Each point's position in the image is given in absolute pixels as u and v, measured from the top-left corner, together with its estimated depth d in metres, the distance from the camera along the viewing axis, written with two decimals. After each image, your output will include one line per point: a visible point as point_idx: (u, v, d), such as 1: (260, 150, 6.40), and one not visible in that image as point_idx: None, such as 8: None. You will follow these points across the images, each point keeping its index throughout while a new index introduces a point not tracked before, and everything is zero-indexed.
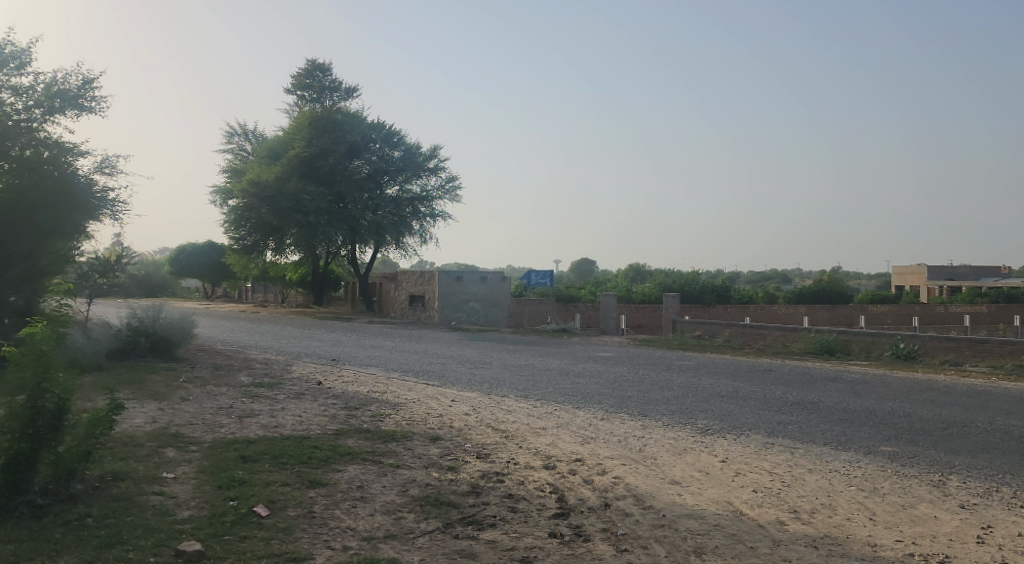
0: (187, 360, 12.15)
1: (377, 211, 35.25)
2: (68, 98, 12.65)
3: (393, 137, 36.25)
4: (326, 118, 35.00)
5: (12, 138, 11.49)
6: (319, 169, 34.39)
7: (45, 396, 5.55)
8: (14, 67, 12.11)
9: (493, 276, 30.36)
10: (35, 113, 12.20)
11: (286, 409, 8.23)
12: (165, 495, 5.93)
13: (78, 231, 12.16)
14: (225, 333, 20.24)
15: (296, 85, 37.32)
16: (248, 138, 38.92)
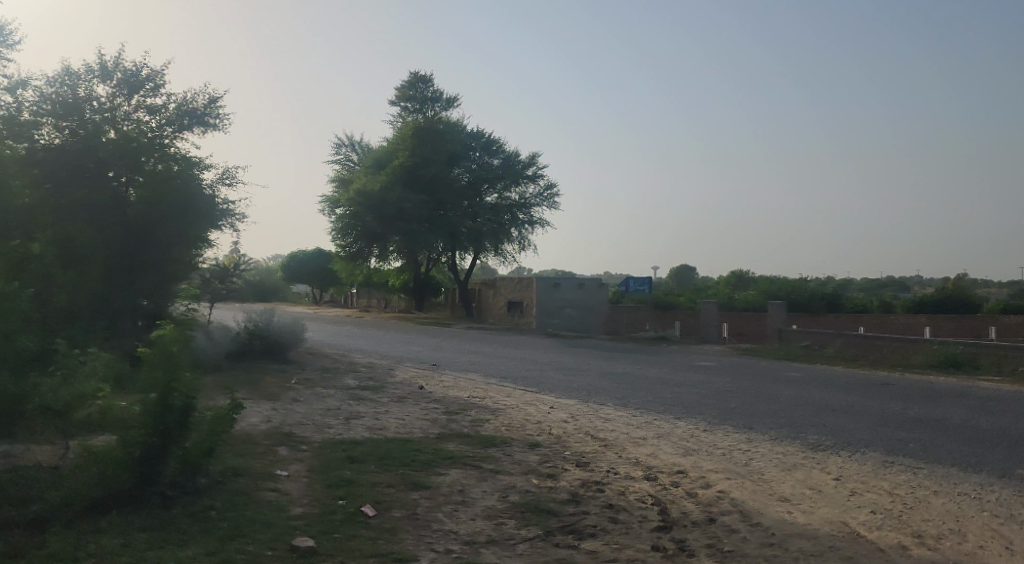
0: (297, 362, 12.73)
1: (476, 219, 35.86)
2: (195, 115, 13.57)
3: (491, 146, 37.49)
4: (429, 129, 35.81)
5: (146, 153, 12.18)
6: (420, 177, 35.32)
7: (174, 395, 5.95)
8: (150, 88, 13.14)
9: (588, 282, 30.23)
10: (166, 130, 13.17)
11: (390, 412, 8.46)
12: (279, 492, 6.21)
13: (202, 239, 12.94)
14: (334, 337, 21.14)
15: (400, 98, 38.51)
16: (355, 149, 40.36)
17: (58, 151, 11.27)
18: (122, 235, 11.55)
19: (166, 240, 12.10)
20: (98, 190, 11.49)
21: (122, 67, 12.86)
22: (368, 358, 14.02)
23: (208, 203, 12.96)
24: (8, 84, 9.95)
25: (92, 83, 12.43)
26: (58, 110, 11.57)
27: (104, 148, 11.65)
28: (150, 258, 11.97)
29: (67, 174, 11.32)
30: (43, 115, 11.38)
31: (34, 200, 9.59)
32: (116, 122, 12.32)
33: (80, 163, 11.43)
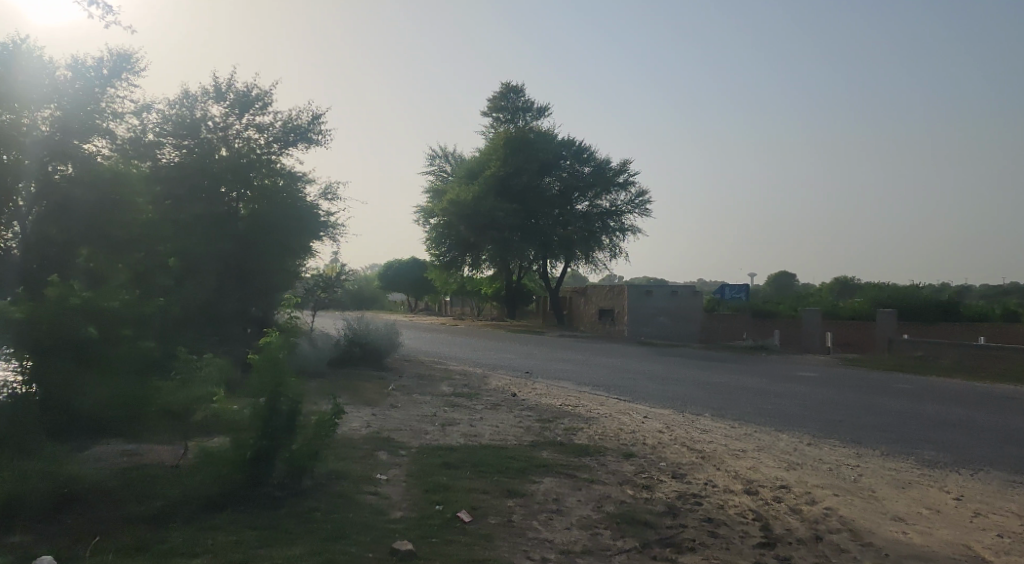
0: (394, 369, 13.08)
1: (568, 226, 35.75)
2: (299, 131, 14.06)
3: (582, 153, 37.16)
4: (521, 138, 36.21)
5: (254, 169, 12.87)
6: (511, 187, 35.58)
7: (281, 399, 6.26)
8: (259, 107, 13.79)
9: (682, 290, 29.58)
10: (274, 148, 13.76)
11: (484, 419, 8.56)
12: (379, 495, 6.39)
13: (306, 249, 13.50)
14: (433, 344, 21.66)
15: (492, 108, 39.09)
16: (449, 160, 41.25)
17: (175, 167, 12.06)
18: (234, 250, 12.17)
19: (272, 252, 12.67)
20: (212, 207, 12.14)
21: (235, 89, 13.60)
22: (463, 366, 14.25)
23: (313, 216, 13.49)
24: (139, 108, 10.83)
25: (208, 105, 13.20)
26: (178, 129, 12.49)
27: (218, 163, 12.45)
28: (259, 267, 12.61)
29: (184, 191, 11.95)
30: (166, 132, 12.33)
31: (158, 216, 10.27)
32: (228, 141, 13.09)
33: (195, 181, 12.03)
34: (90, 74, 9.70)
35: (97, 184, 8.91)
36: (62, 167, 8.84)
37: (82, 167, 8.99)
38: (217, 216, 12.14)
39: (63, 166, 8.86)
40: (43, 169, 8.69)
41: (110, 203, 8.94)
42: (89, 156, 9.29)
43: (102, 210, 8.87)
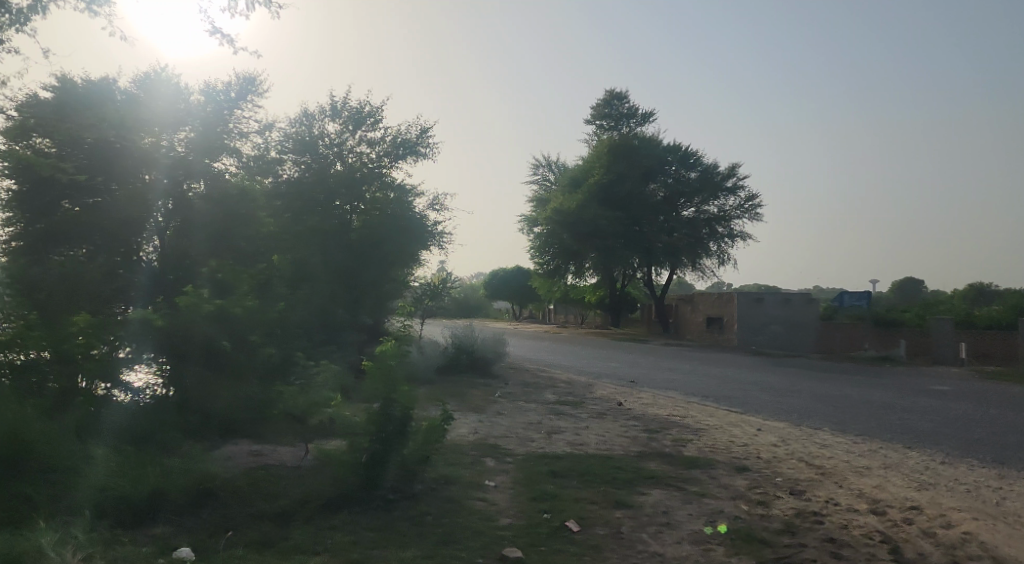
0: (501, 376, 13.25)
1: (673, 234, 35.33)
2: (408, 146, 14.55)
3: (688, 159, 36.11)
4: (624, 145, 35.91)
5: (365, 182, 13.63)
6: (614, 194, 35.20)
7: (394, 405, 6.47)
8: (370, 123, 14.41)
9: (796, 298, 28.43)
10: (384, 163, 14.43)
11: (590, 428, 8.50)
12: (487, 501, 6.45)
13: (415, 257, 13.96)
14: (542, 352, 21.83)
15: (596, 115, 39.08)
16: (552, 169, 41.49)
17: (296, 182, 12.99)
18: (349, 258, 12.58)
19: (383, 260, 13.11)
20: (329, 219, 12.72)
21: (349, 107, 14.29)
22: (567, 374, 14.23)
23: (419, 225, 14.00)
24: (262, 126, 11.48)
25: (324, 123, 13.92)
26: (298, 147, 13.51)
27: (333, 178, 13.14)
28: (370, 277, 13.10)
29: (302, 204, 12.71)
30: (287, 151, 13.27)
31: (279, 229, 10.93)
32: (342, 155, 14.14)
33: (311, 194, 12.83)
34: (220, 97, 10.53)
35: (222, 205, 9.55)
36: (194, 186, 9.61)
37: (212, 185, 9.71)
38: (333, 226, 12.66)
39: (195, 184, 9.64)
40: (177, 188, 9.49)
41: (236, 219, 9.61)
42: (217, 172, 10.03)
43: (230, 226, 9.51)
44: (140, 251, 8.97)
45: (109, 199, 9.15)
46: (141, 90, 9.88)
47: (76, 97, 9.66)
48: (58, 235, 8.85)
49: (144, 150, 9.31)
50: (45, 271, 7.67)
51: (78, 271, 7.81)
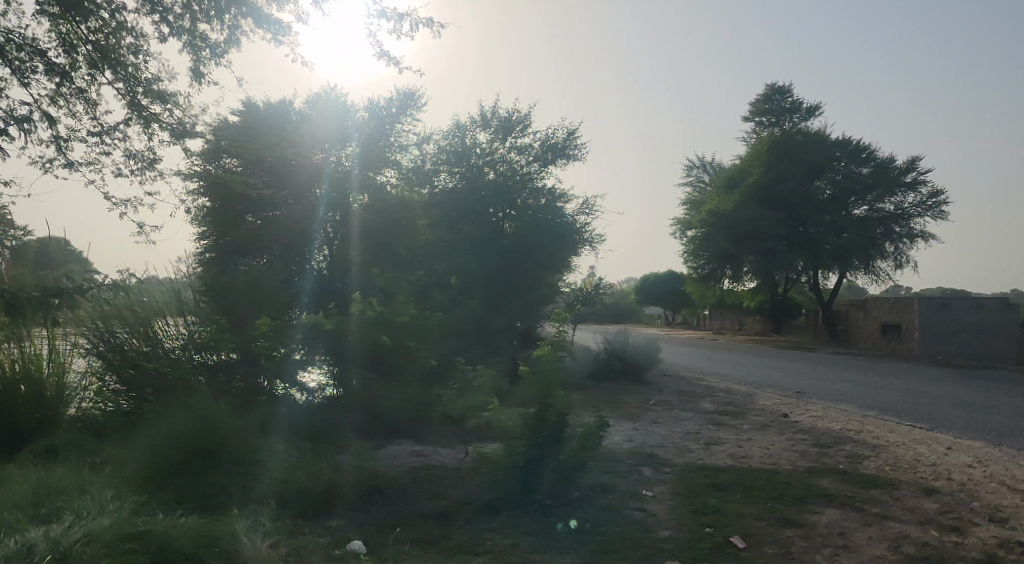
0: (655, 383, 13.01)
1: (842, 234, 32.21)
2: (557, 149, 14.72)
3: (861, 153, 33.20)
4: (787, 141, 33.30)
5: (518, 191, 13.73)
6: (776, 194, 33.00)
7: (550, 410, 6.48)
8: (520, 128, 14.62)
9: (990, 303, 25.82)
10: (534, 166, 14.50)
11: (753, 440, 8.11)
12: (646, 512, 6.27)
13: (565, 264, 14.00)
14: (699, 359, 21.12)
15: (754, 112, 37.28)
16: (706, 170, 40.34)
17: (451, 192, 13.43)
18: (501, 265, 12.98)
19: (535, 267, 13.30)
20: (483, 224, 13.15)
21: (498, 116, 14.59)
22: (725, 382, 13.70)
23: (568, 231, 13.95)
24: (418, 139, 12.09)
25: (475, 132, 14.35)
26: (450, 159, 13.74)
27: (486, 187, 13.48)
28: (524, 283, 13.19)
29: (458, 213, 13.16)
30: (440, 163, 13.67)
31: (435, 239, 11.34)
32: (494, 164, 14.02)
33: (470, 203, 13.26)
34: (382, 112, 11.19)
35: (382, 215, 10.11)
36: (360, 198, 10.25)
37: (375, 195, 10.26)
38: (486, 233, 13.11)
39: (364, 195, 10.32)
40: (343, 200, 10.15)
41: (397, 227, 10.18)
42: (377, 181, 10.58)
43: (394, 234, 10.10)
44: (311, 259, 9.78)
45: (285, 211, 10.10)
46: (313, 109, 10.77)
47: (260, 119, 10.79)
48: (243, 246, 10.01)
49: (316, 166, 10.27)
50: (234, 276, 8.53)
51: (264, 276, 8.61)
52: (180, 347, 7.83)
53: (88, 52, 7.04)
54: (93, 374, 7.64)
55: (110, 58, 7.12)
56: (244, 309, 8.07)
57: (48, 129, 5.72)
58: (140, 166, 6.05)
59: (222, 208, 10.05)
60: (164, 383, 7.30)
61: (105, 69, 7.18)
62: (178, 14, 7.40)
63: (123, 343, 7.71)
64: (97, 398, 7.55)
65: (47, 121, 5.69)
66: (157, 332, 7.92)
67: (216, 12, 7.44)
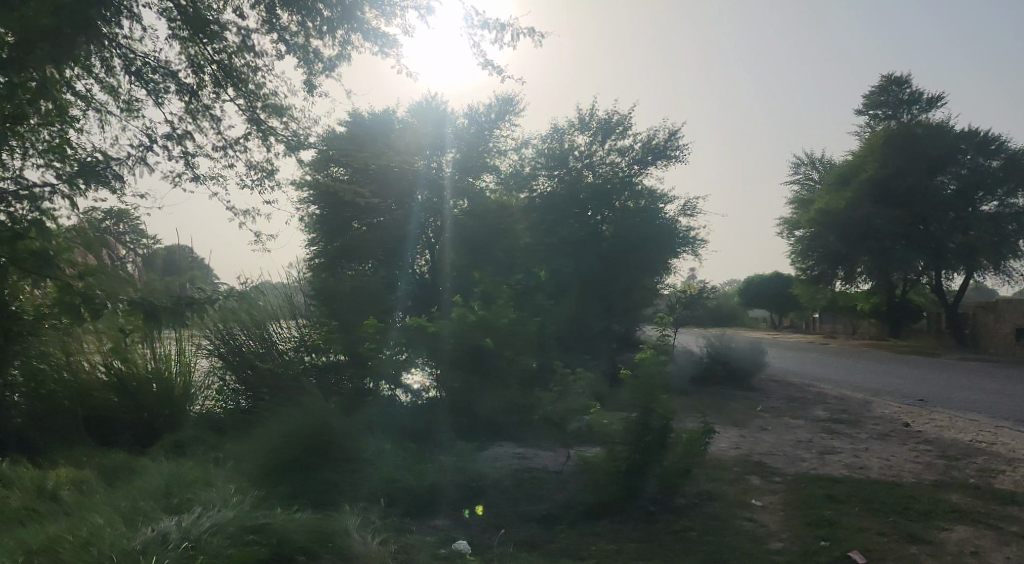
0: (761, 389, 12.66)
1: (969, 233, 29.99)
2: (657, 149, 14.49)
3: (988, 146, 30.81)
4: (906, 133, 31.25)
5: (617, 193, 13.72)
6: (895, 190, 31.00)
7: (653, 415, 6.35)
8: (619, 130, 14.53)
9: None
10: (633, 168, 14.45)
11: (871, 451, 7.70)
12: (756, 522, 6.03)
13: (666, 266, 13.81)
14: (813, 364, 20.31)
15: (868, 105, 35.35)
16: (815, 167, 38.90)
17: (551, 194, 13.77)
18: (601, 267, 12.87)
19: (640, 265, 13.24)
20: (579, 227, 13.38)
21: (597, 117, 14.58)
22: (840, 389, 13.11)
23: (670, 232, 13.61)
24: (517, 144, 12.27)
25: (574, 135, 14.42)
26: (549, 162, 14.15)
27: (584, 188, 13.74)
28: (624, 285, 13.05)
29: (555, 215, 13.38)
30: (540, 166, 14.06)
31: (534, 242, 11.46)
32: (593, 167, 14.33)
33: (567, 206, 13.61)
34: (480, 119, 11.42)
35: (484, 219, 10.26)
36: (461, 203, 10.45)
37: (475, 202, 10.35)
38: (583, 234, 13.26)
39: (462, 202, 10.45)
40: (445, 206, 10.40)
41: (496, 231, 10.32)
42: (474, 187, 10.72)
43: (491, 239, 10.13)
44: (413, 263, 10.14)
45: (389, 218, 10.37)
46: (415, 119, 11.11)
47: (363, 127, 11.07)
48: (349, 252, 10.40)
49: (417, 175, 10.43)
50: (341, 278, 8.92)
51: (366, 280, 8.89)
52: (293, 348, 8.36)
53: (212, 71, 6.97)
54: (217, 372, 8.31)
55: (233, 76, 7.04)
56: (351, 313, 8.32)
57: (179, 146, 6.00)
58: (259, 176, 6.38)
59: (331, 215, 10.74)
60: (279, 383, 7.70)
61: (228, 87, 7.08)
62: (293, 30, 7.26)
63: (242, 343, 8.29)
64: (218, 396, 8.24)
65: (178, 138, 5.98)
66: (273, 335, 8.47)
67: (327, 27, 7.23)
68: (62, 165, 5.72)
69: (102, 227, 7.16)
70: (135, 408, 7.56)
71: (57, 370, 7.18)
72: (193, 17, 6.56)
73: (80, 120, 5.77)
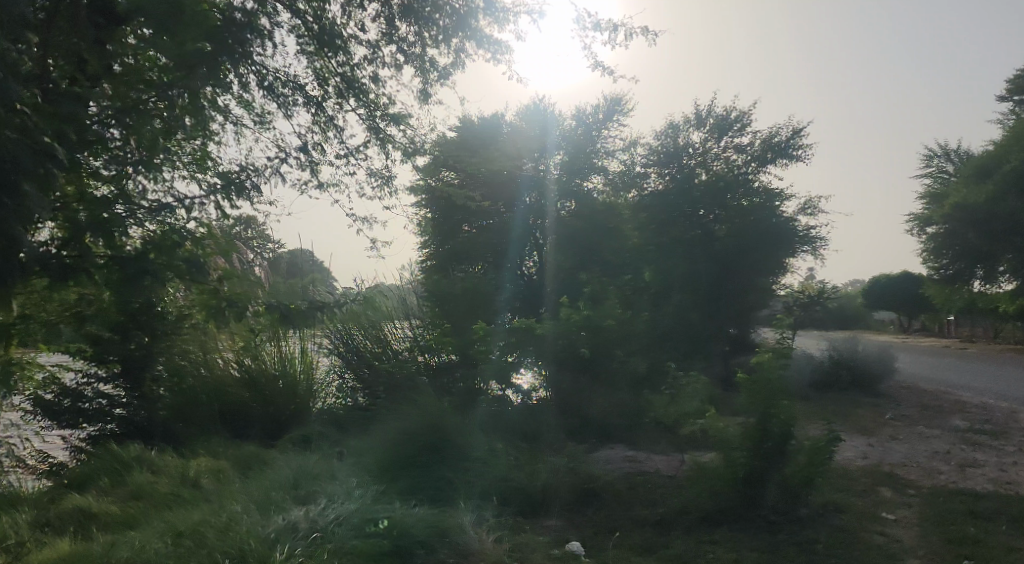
0: (889, 396, 11.99)
1: None
2: (779, 149, 13.70)
3: None
4: None
5: (732, 190, 13.20)
6: None
7: (773, 420, 6.10)
8: (737, 127, 13.88)
9: None
10: (750, 166, 13.70)
11: (1021, 465, 7.09)
12: (888, 536, 5.69)
13: (783, 267, 13.03)
14: (951, 371, 19.00)
15: (1011, 90, 32.64)
16: (950, 158, 36.25)
17: (661, 193, 13.54)
18: (712, 268, 12.63)
19: (755, 268, 12.84)
20: (689, 226, 13.20)
21: (715, 113, 14.03)
22: (980, 397, 12.18)
23: (788, 230, 12.98)
24: (626, 144, 12.06)
25: (689, 132, 14.01)
26: (662, 159, 13.84)
27: (698, 189, 13.28)
28: (736, 287, 12.81)
29: (665, 214, 13.30)
30: (651, 165, 13.81)
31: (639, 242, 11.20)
32: (707, 164, 13.64)
33: (678, 204, 13.35)
34: (589, 120, 11.36)
35: (592, 221, 10.17)
36: (568, 205, 10.58)
37: (581, 203, 10.41)
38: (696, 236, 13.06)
39: (568, 204, 10.57)
40: (553, 207, 10.64)
41: (606, 233, 10.16)
42: (582, 189, 10.69)
43: (598, 240, 10.09)
44: (522, 265, 10.47)
45: (499, 220, 10.93)
46: (523, 121, 11.25)
47: (473, 131, 11.30)
48: (459, 254, 10.76)
49: (530, 177, 10.92)
50: (453, 282, 9.04)
51: (476, 281, 9.12)
52: (408, 348, 8.68)
53: (336, 83, 7.00)
54: (336, 371, 8.90)
55: (355, 87, 7.00)
56: (462, 313, 8.74)
57: (305, 155, 6.32)
58: (378, 183, 6.63)
59: (443, 218, 11.00)
60: (394, 381, 8.15)
61: (350, 98, 6.99)
62: (410, 40, 7.21)
63: (359, 345, 8.80)
64: (339, 393, 8.71)
65: (305, 148, 6.31)
66: (387, 334, 8.87)
67: (442, 36, 7.26)
68: (203, 176, 6.14)
69: (241, 237, 7.55)
70: (262, 401, 8.07)
71: (195, 365, 7.80)
72: (319, 32, 6.72)
73: (220, 133, 6.14)
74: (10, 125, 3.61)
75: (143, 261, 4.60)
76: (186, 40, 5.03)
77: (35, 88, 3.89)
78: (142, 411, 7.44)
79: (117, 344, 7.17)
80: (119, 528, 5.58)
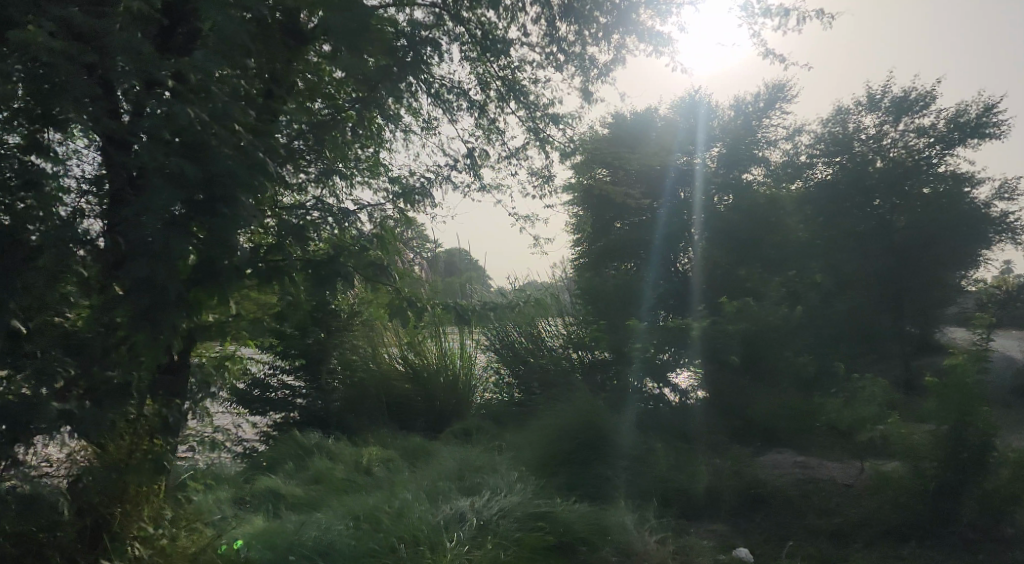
0: None
1: None
2: (967, 127, 12.36)
3: None
4: None
5: (911, 178, 12.32)
6: None
7: (970, 429, 5.53)
8: (919, 107, 12.57)
9: None
10: (935, 149, 12.39)
11: None
12: None
13: (967, 259, 12.39)
14: None
15: None
16: None
17: (831, 185, 12.26)
18: (888, 260, 12.05)
19: (931, 261, 12.27)
20: (863, 217, 12.21)
21: (891, 94, 12.76)
22: None
23: (971, 217, 12.36)
24: (790, 132, 11.46)
25: (861, 115, 12.82)
26: (830, 148, 12.52)
27: (873, 178, 12.30)
28: (918, 282, 12.17)
29: (833, 207, 12.12)
30: (818, 154, 12.50)
31: (807, 236, 10.50)
32: (884, 151, 12.49)
33: (847, 195, 12.22)
34: (748, 109, 11.20)
35: (752, 213, 9.78)
36: (725, 198, 10.16)
37: (740, 196, 10.01)
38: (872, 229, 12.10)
39: (726, 197, 10.17)
40: (710, 201, 10.24)
41: (768, 229, 9.71)
42: (741, 182, 10.31)
43: (758, 236, 9.66)
44: (675, 262, 10.19)
45: (650, 216, 10.81)
46: (679, 116, 11.35)
47: (627, 129, 11.56)
48: (612, 253, 10.96)
49: (682, 169, 10.75)
50: (606, 279, 9.02)
51: (629, 282, 8.88)
52: (562, 345, 9.03)
53: (498, 87, 7.08)
54: (493, 367, 9.28)
55: (516, 89, 7.05)
56: (616, 313, 8.62)
57: (469, 158, 6.52)
58: (539, 183, 6.71)
59: (595, 216, 11.14)
60: (549, 375, 8.70)
61: (511, 102, 7.09)
62: (571, 41, 6.99)
63: (514, 340, 9.29)
64: (495, 389, 9.21)
65: (469, 152, 6.51)
66: (543, 331, 9.26)
67: (603, 34, 6.94)
68: (376, 182, 6.47)
69: (406, 239, 7.85)
70: (426, 395, 8.66)
71: (365, 360, 8.45)
72: (482, 39, 6.81)
73: (391, 141, 6.47)
74: (229, 144, 4.01)
75: (333, 264, 4.96)
76: (366, 60, 5.39)
77: (245, 109, 4.31)
78: (319, 402, 8.09)
79: (298, 340, 7.82)
80: (305, 508, 6.04)
